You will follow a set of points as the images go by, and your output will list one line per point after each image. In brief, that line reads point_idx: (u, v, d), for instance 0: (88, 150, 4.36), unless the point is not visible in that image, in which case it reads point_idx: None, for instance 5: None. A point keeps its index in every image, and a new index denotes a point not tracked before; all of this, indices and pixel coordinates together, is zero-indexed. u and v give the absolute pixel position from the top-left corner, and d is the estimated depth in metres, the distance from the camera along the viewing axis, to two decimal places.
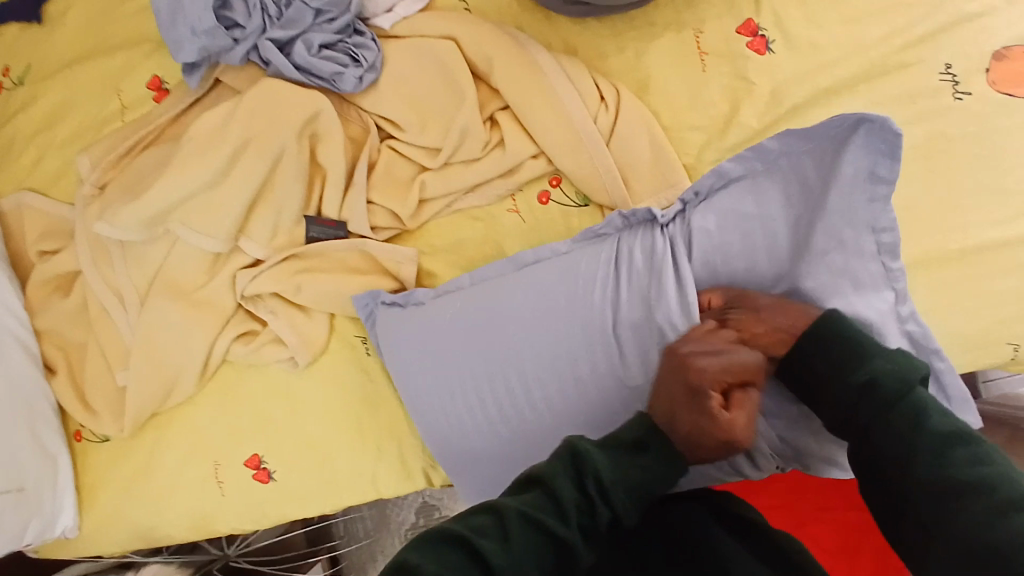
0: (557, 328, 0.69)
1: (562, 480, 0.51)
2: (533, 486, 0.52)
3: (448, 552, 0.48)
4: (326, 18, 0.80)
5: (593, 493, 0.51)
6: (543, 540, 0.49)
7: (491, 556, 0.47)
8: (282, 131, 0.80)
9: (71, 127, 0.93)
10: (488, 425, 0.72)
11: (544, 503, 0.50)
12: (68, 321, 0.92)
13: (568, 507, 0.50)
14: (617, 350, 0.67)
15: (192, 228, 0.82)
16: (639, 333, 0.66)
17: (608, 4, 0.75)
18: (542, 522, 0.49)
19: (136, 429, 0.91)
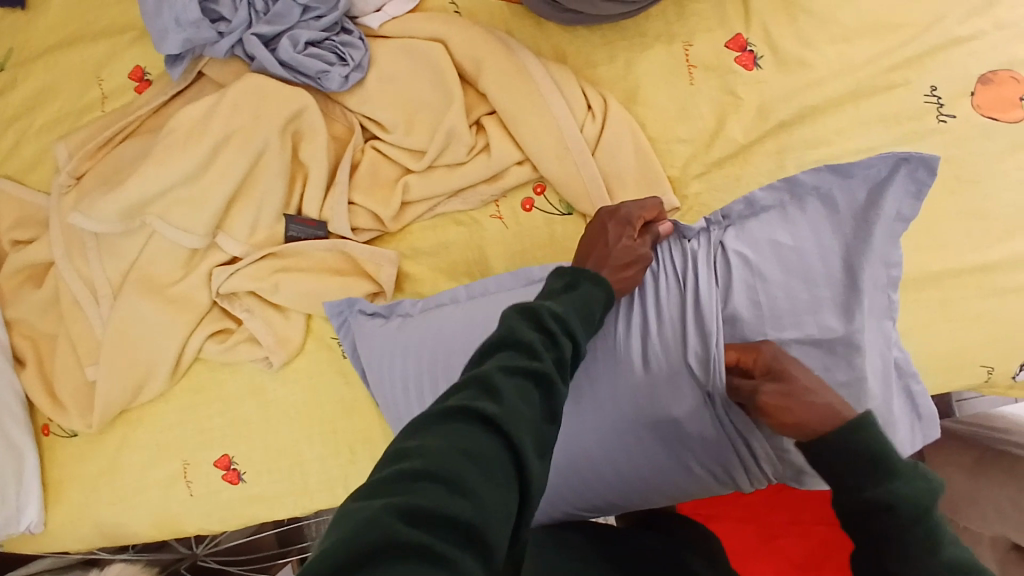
0: None
1: (523, 328, 0.46)
2: (497, 349, 0.45)
3: (455, 424, 0.38)
4: (314, 15, 0.79)
5: (556, 332, 0.48)
6: (535, 392, 0.42)
7: (501, 415, 0.39)
8: (265, 126, 0.78)
9: (50, 115, 0.92)
10: None
11: (520, 352, 0.45)
12: (40, 313, 0.90)
13: (536, 345, 0.45)
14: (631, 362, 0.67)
15: (169, 223, 0.81)
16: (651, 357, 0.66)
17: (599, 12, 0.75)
18: (529, 366, 0.43)
19: (105, 425, 0.89)
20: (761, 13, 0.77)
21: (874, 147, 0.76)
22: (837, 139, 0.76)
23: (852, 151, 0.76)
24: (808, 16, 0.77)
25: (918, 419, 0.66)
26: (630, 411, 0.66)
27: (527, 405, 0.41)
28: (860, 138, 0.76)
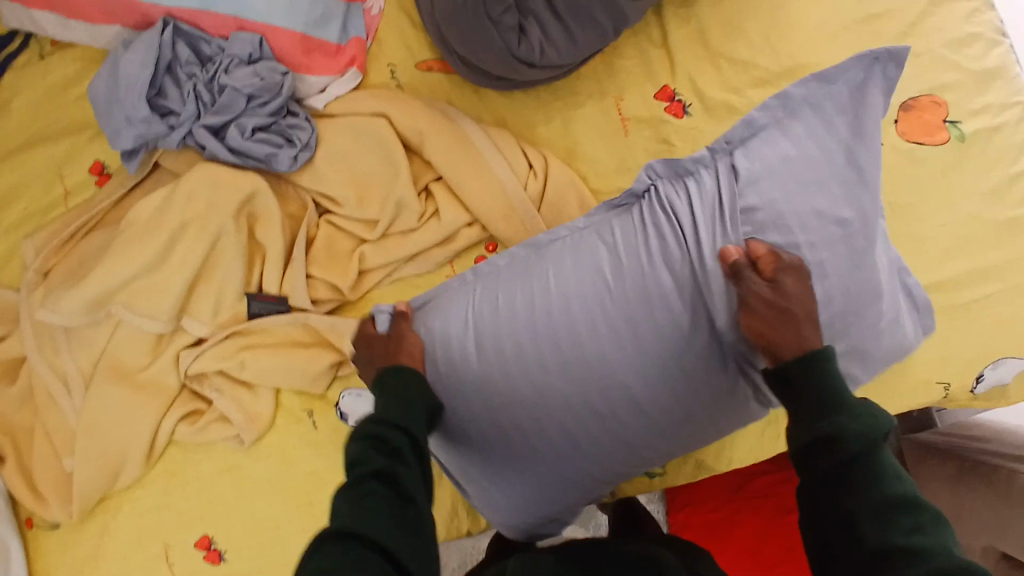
0: (609, 311, 0.64)
1: (373, 460, 0.53)
2: (352, 461, 0.54)
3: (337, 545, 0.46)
4: (259, 102, 0.81)
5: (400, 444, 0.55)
6: (405, 478, 0.53)
7: (382, 527, 0.48)
8: (219, 213, 0.81)
9: (14, 212, 0.94)
10: (517, 437, 0.67)
11: (380, 445, 0.55)
12: (16, 408, 0.91)
13: (399, 450, 0.55)
14: (678, 306, 0.63)
15: (135, 312, 0.83)
16: (700, 301, 0.63)
17: (530, 78, 0.78)
18: (390, 472, 0.52)
19: (85, 513, 0.90)
20: (685, 64, 0.80)
21: None
22: None
23: None
24: (729, 62, 0.80)
25: (919, 312, 0.72)
26: (683, 357, 0.63)
27: (410, 488, 0.52)
28: None
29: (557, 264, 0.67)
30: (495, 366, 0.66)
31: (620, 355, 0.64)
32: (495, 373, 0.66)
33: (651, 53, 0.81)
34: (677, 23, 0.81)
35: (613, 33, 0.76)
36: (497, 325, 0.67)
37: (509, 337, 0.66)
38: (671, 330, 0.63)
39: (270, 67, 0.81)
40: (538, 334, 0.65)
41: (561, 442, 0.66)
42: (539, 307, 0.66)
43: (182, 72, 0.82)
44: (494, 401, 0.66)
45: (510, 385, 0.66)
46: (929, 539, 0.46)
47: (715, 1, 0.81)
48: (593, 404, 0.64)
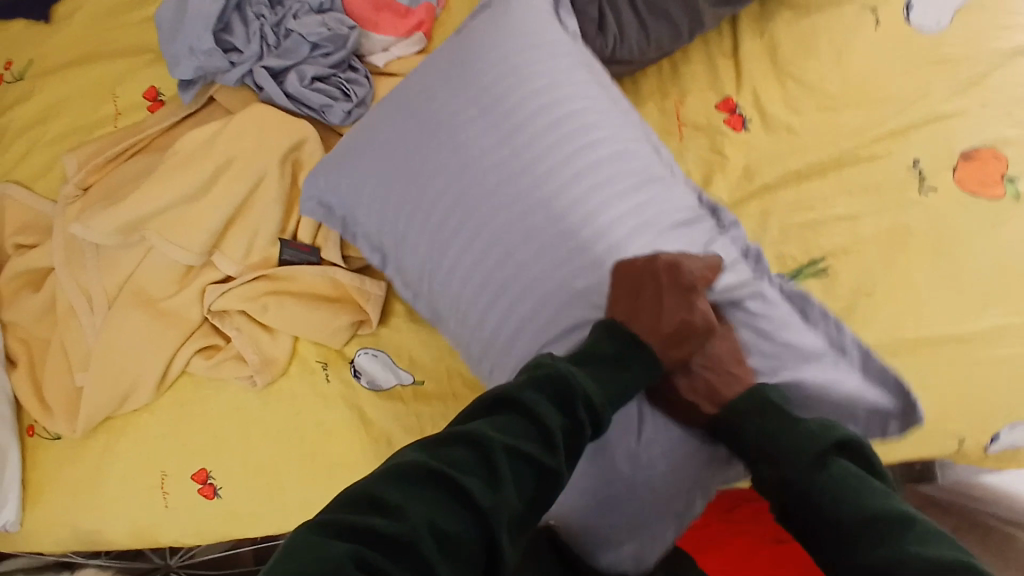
0: (457, 195, 0.67)
1: (534, 398, 0.51)
2: (496, 418, 0.50)
3: (457, 450, 0.48)
4: (322, 53, 0.82)
5: (582, 417, 0.52)
6: (510, 483, 0.47)
7: (466, 483, 0.46)
8: (266, 156, 0.81)
9: (60, 126, 0.95)
10: (411, 157, 0.70)
11: (526, 429, 0.50)
12: (33, 316, 0.92)
13: (541, 421, 0.50)
14: (449, 193, 0.67)
15: (168, 241, 0.83)
16: (445, 203, 0.68)
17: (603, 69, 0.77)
18: (483, 440, 0.48)
19: (89, 431, 0.91)
20: (752, 77, 0.80)
21: (854, 213, 0.77)
22: (816, 204, 0.78)
23: (830, 218, 0.78)
24: (796, 83, 0.80)
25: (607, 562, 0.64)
26: (407, 238, 0.70)
27: (504, 491, 0.47)
28: (842, 204, 0.78)
29: (518, 150, 0.66)
30: (461, 110, 0.69)
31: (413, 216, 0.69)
32: (405, 138, 0.70)
33: (719, 61, 0.81)
34: (750, 37, 0.81)
35: (687, 35, 0.75)
36: (440, 173, 0.68)
37: (459, 133, 0.68)
38: (439, 224, 0.68)
39: (339, 21, 0.81)
40: (442, 191, 0.68)
41: (419, 226, 0.69)
42: (458, 173, 0.68)
43: (252, 12, 0.82)
44: (421, 157, 0.69)
45: (429, 150, 0.69)
46: (928, 543, 0.44)
47: (792, 21, 0.81)
48: (473, 251, 0.66)
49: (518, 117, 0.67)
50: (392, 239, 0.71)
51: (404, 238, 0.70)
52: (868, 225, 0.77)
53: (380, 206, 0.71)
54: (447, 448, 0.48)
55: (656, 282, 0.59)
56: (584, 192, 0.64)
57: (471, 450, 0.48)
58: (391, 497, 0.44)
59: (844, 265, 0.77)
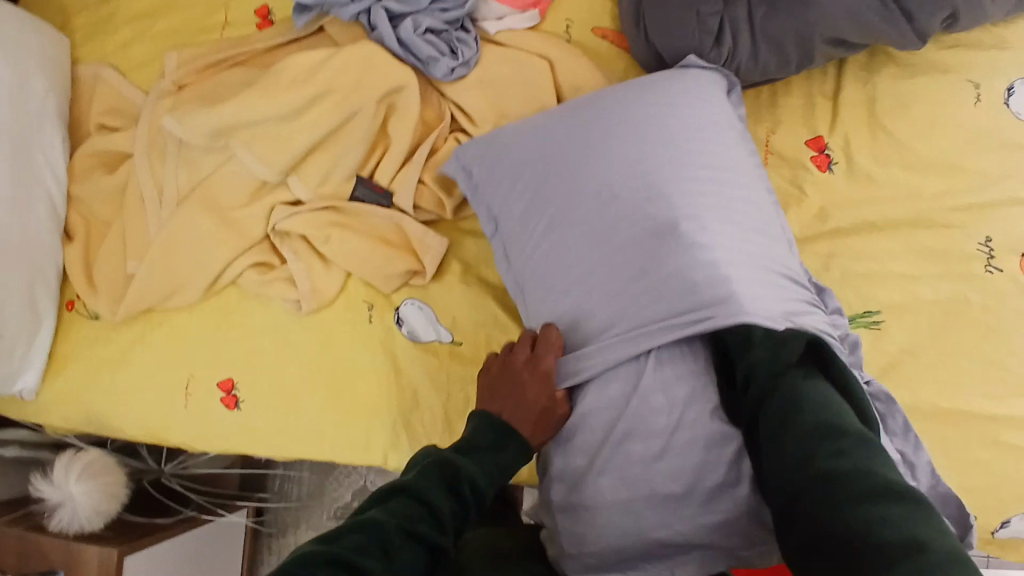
0: (591, 183, 0.68)
1: (424, 479, 0.55)
2: (393, 501, 0.53)
3: (351, 535, 0.49)
4: (440, 7, 0.83)
5: (468, 496, 0.56)
6: (410, 563, 0.49)
7: (366, 569, 0.47)
8: (365, 93, 0.82)
9: (167, 22, 0.97)
10: (559, 138, 0.72)
11: (419, 511, 0.52)
12: (100, 196, 0.94)
13: (433, 503, 0.53)
14: (585, 178, 0.69)
15: (251, 152, 0.85)
16: (578, 184, 0.69)
17: None
18: (378, 524, 0.50)
19: (128, 317, 0.93)
20: (847, 123, 0.82)
21: (917, 275, 0.79)
22: (882, 258, 0.79)
23: (893, 274, 0.79)
24: (888, 137, 0.81)
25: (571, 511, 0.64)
26: (525, 204, 0.71)
27: (402, 567, 0.49)
28: (907, 264, 0.79)
29: (664, 167, 0.67)
30: (623, 114, 0.71)
31: (540, 185, 0.71)
32: (561, 122, 0.73)
33: (817, 101, 0.83)
34: (853, 84, 0.82)
35: (795, 65, 0.76)
36: (582, 159, 0.70)
37: (612, 132, 0.70)
38: (562, 202, 0.69)
39: None
40: (577, 174, 0.69)
41: (567, 190, 0.69)
42: (599, 164, 0.69)
43: None
44: (568, 140, 0.71)
45: (579, 138, 0.71)
46: (904, 529, 0.43)
47: (896, 78, 0.82)
48: (614, 238, 0.66)
49: (673, 139, 0.69)
50: (529, 192, 0.72)
51: (537, 195, 0.72)
52: (927, 289, 0.79)
53: (537, 155, 0.72)
54: (350, 536, 0.49)
55: (508, 363, 0.67)
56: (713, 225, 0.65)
57: (371, 530, 0.49)
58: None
59: (897, 322, 0.78)
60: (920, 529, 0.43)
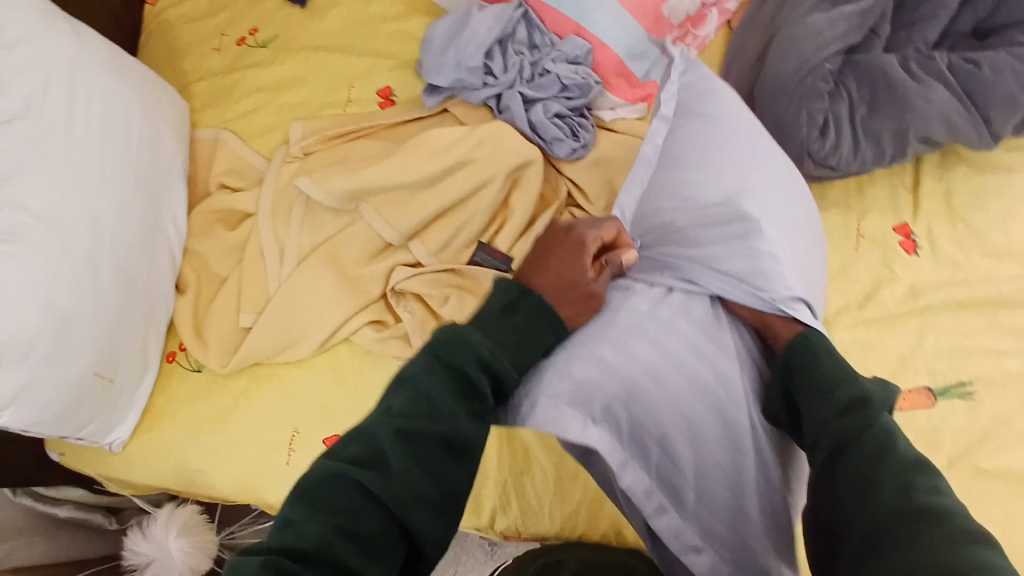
0: (758, 193, 0.71)
1: (432, 380, 0.54)
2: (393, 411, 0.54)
3: (356, 449, 0.53)
4: (566, 95, 0.92)
5: (475, 384, 0.55)
6: (406, 469, 0.51)
7: (366, 481, 0.51)
8: (496, 165, 0.89)
9: (290, 94, 1.04)
10: (747, 144, 0.75)
11: (420, 410, 0.54)
12: (219, 250, 0.97)
13: (435, 396, 0.54)
14: (760, 193, 0.71)
15: (380, 215, 0.91)
16: (749, 181, 0.71)
17: (815, 171, 0.87)
18: (378, 439, 0.53)
19: (236, 370, 0.93)
20: (927, 215, 0.92)
21: (1003, 351, 0.86)
22: (969, 334, 0.87)
23: (982, 350, 0.86)
24: (965, 228, 0.91)
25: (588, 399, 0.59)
26: (693, 143, 0.73)
27: (408, 473, 0.51)
28: (992, 340, 0.86)
29: (791, 242, 0.71)
30: (783, 180, 0.76)
31: (719, 146, 0.73)
32: (749, 136, 0.76)
33: (900, 193, 0.93)
34: (929, 180, 0.94)
35: (888, 158, 0.86)
36: (756, 177, 0.72)
37: (777, 183, 0.74)
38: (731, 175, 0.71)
39: (588, 72, 0.92)
40: (747, 176, 0.72)
41: (748, 182, 0.71)
42: (766, 190, 0.72)
43: (512, 47, 0.93)
44: (751, 155, 0.74)
45: (754, 156, 0.74)
46: (943, 500, 0.46)
47: (967, 176, 0.94)
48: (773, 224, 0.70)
49: (796, 229, 0.73)
50: (694, 151, 0.72)
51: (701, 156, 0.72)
52: (1015, 364, 0.85)
53: (707, 129, 0.73)
54: (353, 448, 0.53)
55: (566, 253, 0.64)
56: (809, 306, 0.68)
57: (367, 445, 0.53)
58: (295, 513, 0.50)
59: (990, 394, 0.84)
60: (948, 502, 0.46)
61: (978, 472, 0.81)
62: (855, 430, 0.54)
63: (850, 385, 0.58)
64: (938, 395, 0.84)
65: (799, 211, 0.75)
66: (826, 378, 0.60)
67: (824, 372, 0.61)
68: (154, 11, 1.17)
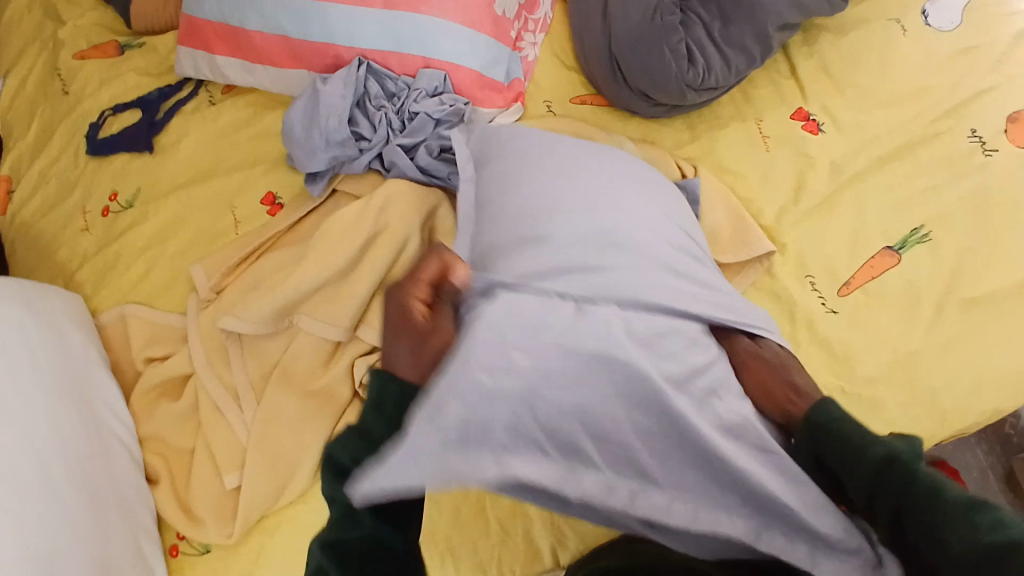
0: (552, 183, 0.72)
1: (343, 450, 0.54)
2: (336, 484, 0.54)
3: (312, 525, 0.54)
4: (444, 127, 0.91)
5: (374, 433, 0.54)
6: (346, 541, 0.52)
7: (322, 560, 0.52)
8: (407, 221, 0.86)
9: (178, 240, 1.00)
10: (527, 152, 0.77)
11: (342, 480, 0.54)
12: (173, 424, 0.92)
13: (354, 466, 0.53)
14: (553, 187, 0.71)
15: (317, 319, 0.87)
16: (541, 179, 0.73)
17: (698, 99, 0.88)
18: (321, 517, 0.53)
19: (244, 533, 0.87)
20: (815, 92, 0.94)
21: (936, 185, 0.88)
22: (902, 183, 0.88)
23: (916, 192, 0.88)
24: (852, 90, 0.93)
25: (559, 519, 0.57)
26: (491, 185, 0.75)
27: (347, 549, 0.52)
28: (922, 179, 0.88)
29: (619, 202, 0.71)
30: (570, 150, 0.78)
31: (508, 175, 0.74)
32: (524, 143, 0.78)
33: (783, 83, 0.95)
34: (803, 59, 0.96)
35: (760, 58, 0.88)
36: (547, 169, 0.74)
37: (563, 163, 0.75)
38: (528, 189, 0.71)
39: (453, 97, 0.91)
40: (536, 175, 0.73)
41: (547, 182, 0.72)
42: (563, 176, 0.73)
43: (372, 104, 0.91)
44: (536, 155, 0.76)
45: (534, 154, 0.76)
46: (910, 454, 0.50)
47: (834, 41, 0.96)
48: (676, 283, 0.66)
49: (613, 182, 0.74)
50: (508, 184, 0.73)
51: (585, 222, 0.68)
52: (950, 192, 0.87)
53: (508, 162, 0.76)
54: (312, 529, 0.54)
55: (391, 332, 0.57)
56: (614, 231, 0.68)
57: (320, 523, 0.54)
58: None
59: (942, 230, 0.86)
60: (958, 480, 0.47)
61: (962, 308, 0.83)
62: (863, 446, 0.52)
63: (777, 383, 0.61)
64: (900, 250, 0.86)
65: (600, 164, 0.76)
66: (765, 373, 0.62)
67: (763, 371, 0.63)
68: (8, 217, 1.11)
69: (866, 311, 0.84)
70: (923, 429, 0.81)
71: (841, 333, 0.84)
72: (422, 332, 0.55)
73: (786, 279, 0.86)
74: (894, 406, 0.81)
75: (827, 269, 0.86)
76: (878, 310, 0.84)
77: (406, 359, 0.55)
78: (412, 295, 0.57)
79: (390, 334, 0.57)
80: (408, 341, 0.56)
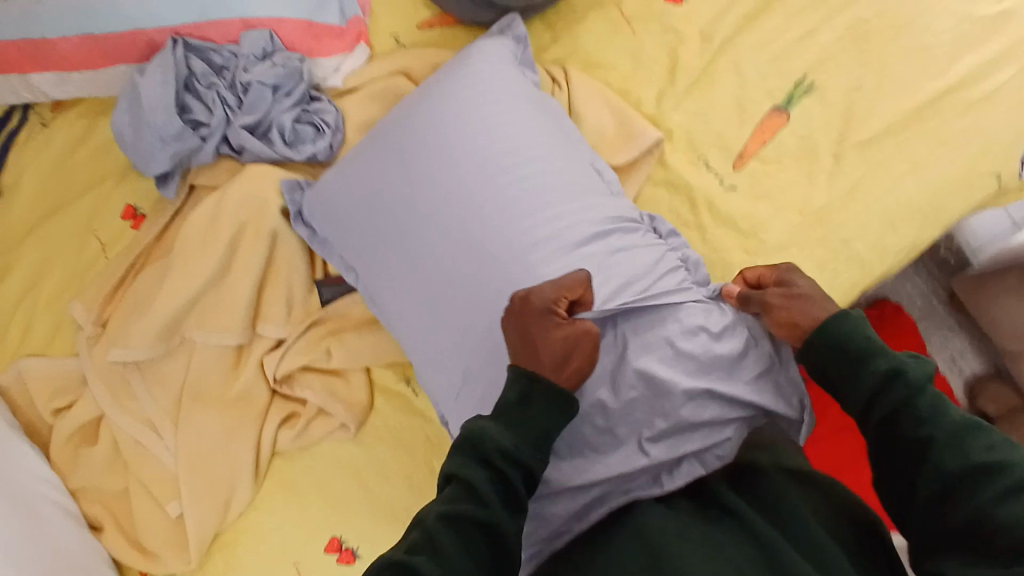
0: (377, 211, 0.74)
1: (468, 472, 0.51)
2: (451, 493, 0.52)
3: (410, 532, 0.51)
4: (285, 92, 0.83)
5: (505, 467, 0.52)
6: (457, 555, 0.49)
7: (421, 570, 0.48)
8: (271, 206, 0.81)
9: (51, 282, 0.93)
10: (349, 180, 0.77)
11: (464, 496, 0.51)
12: (102, 470, 0.88)
13: (479, 488, 0.51)
14: (380, 205, 0.74)
15: (210, 329, 0.82)
16: (367, 207, 0.75)
17: None
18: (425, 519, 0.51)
19: (203, 556, 0.85)
20: None
21: (812, 29, 0.82)
22: (777, 35, 0.83)
23: (793, 39, 0.82)
24: None
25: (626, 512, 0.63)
26: (341, 237, 0.78)
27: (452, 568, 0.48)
28: (796, 27, 0.83)
29: (432, 186, 0.71)
30: (384, 146, 0.75)
31: (344, 221, 0.77)
32: (356, 171, 0.76)
33: None
34: None
35: None
36: (371, 191, 0.75)
37: (380, 169, 0.75)
38: (364, 228, 0.75)
39: (285, 56, 0.83)
40: (365, 203, 0.75)
41: (377, 214, 0.74)
42: (382, 191, 0.74)
43: (200, 84, 0.83)
44: (359, 178, 0.76)
45: (357, 181, 0.76)
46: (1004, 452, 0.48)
47: None
48: (517, 244, 0.67)
49: (425, 158, 0.73)
50: (350, 228, 0.77)
51: (421, 229, 0.71)
52: (827, 33, 0.82)
53: (335, 197, 0.77)
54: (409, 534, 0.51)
55: (534, 322, 0.57)
56: (443, 227, 0.70)
57: (417, 531, 0.50)
58: None
59: (824, 75, 0.81)
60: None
61: (857, 151, 0.80)
62: (905, 408, 0.51)
63: (858, 351, 0.55)
64: (788, 107, 0.81)
65: (411, 142, 0.74)
66: (864, 349, 0.55)
67: (860, 343, 0.55)
68: None
69: (765, 178, 0.81)
70: (844, 285, 0.78)
71: (742, 206, 0.80)
72: (541, 329, 0.57)
73: (679, 165, 0.82)
74: (811, 266, 0.79)
75: (718, 144, 0.82)
76: (777, 173, 0.81)
77: (549, 356, 0.56)
78: (551, 289, 0.59)
79: (525, 330, 0.57)
80: (532, 335, 0.57)
